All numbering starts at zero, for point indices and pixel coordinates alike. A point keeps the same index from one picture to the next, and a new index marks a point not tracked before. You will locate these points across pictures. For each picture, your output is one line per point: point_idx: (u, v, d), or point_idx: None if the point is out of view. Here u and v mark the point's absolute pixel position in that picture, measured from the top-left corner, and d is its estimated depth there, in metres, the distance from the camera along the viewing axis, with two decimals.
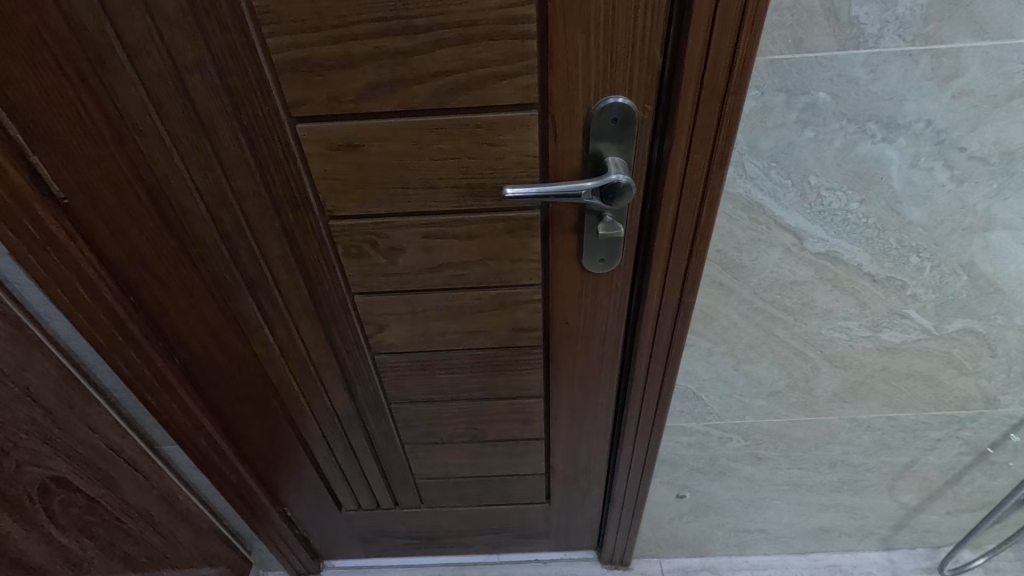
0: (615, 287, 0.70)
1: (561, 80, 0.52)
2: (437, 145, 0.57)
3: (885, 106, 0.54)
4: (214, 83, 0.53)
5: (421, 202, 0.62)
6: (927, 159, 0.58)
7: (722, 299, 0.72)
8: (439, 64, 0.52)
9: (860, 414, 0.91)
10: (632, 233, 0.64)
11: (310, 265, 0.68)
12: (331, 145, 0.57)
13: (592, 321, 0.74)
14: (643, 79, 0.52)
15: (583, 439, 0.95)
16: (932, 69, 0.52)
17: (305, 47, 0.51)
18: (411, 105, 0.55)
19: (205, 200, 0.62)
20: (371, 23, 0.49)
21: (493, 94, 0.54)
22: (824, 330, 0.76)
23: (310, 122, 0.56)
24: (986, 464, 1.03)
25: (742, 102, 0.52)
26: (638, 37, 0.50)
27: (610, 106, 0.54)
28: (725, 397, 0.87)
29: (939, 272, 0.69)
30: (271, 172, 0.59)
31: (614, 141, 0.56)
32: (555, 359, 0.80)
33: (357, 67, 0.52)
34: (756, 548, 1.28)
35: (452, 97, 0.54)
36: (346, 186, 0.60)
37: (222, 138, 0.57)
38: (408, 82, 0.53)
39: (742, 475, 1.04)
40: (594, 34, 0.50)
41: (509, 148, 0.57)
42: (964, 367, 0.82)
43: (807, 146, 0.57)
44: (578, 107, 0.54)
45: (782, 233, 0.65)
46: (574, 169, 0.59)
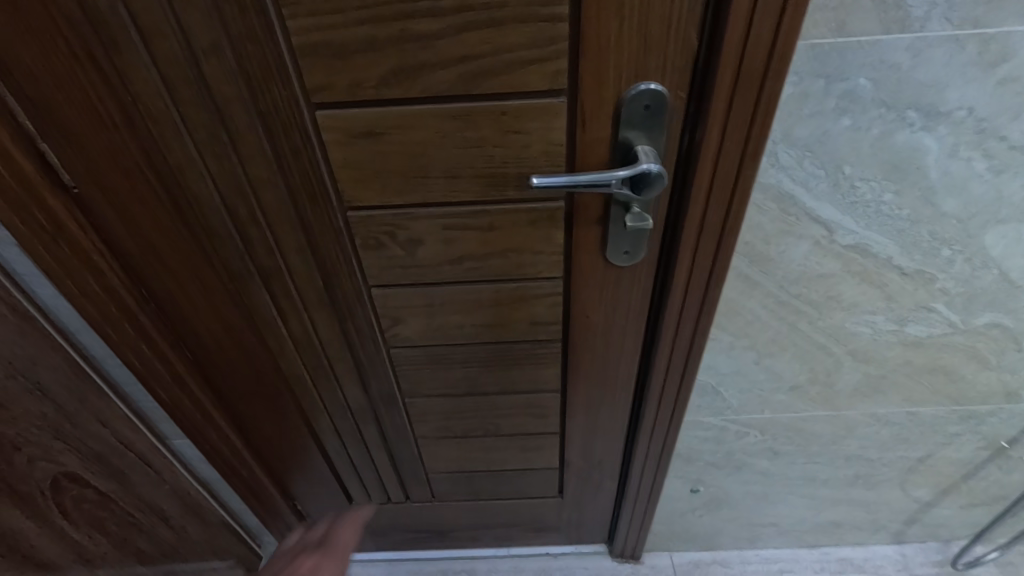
0: (637, 281, 0.68)
1: (592, 66, 0.50)
2: (461, 133, 0.55)
3: (927, 94, 0.52)
4: (230, 67, 0.51)
5: (442, 192, 0.60)
6: (966, 148, 0.56)
7: (746, 293, 0.71)
8: (466, 48, 0.50)
9: (880, 409, 0.89)
10: (657, 225, 0.62)
11: (327, 258, 0.66)
12: (352, 134, 0.55)
13: (612, 315, 0.73)
14: (677, 65, 0.50)
15: (599, 434, 0.94)
16: (977, 54, 0.50)
17: (328, 29, 0.48)
18: (435, 91, 0.52)
19: (218, 190, 0.60)
20: (395, 4, 0.47)
21: (519, 81, 0.52)
22: (848, 324, 0.75)
23: (330, 109, 0.53)
24: (1004, 458, 1.02)
25: (780, 89, 0.50)
26: (675, 20, 0.48)
27: (643, 92, 0.52)
28: (745, 392, 0.85)
29: (969, 265, 0.67)
30: (288, 162, 0.57)
31: (644, 130, 0.54)
32: (573, 355, 0.79)
33: (381, 52, 0.50)
34: (768, 542, 1.27)
35: (477, 82, 0.52)
36: (366, 176, 0.58)
37: (238, 126, 0.54)
38: (432, 67, 0.51)
39: (757, 469, 1.03)
40: (629, 16, 0.48)
41: (535, 137, 0.55)
42: (988, 361, 0.81)
43: (843, 135, 0.55)
44: (609, 94, 0.52)
45: (812, 225, 0.63)
46: (601, 158, 0.57)
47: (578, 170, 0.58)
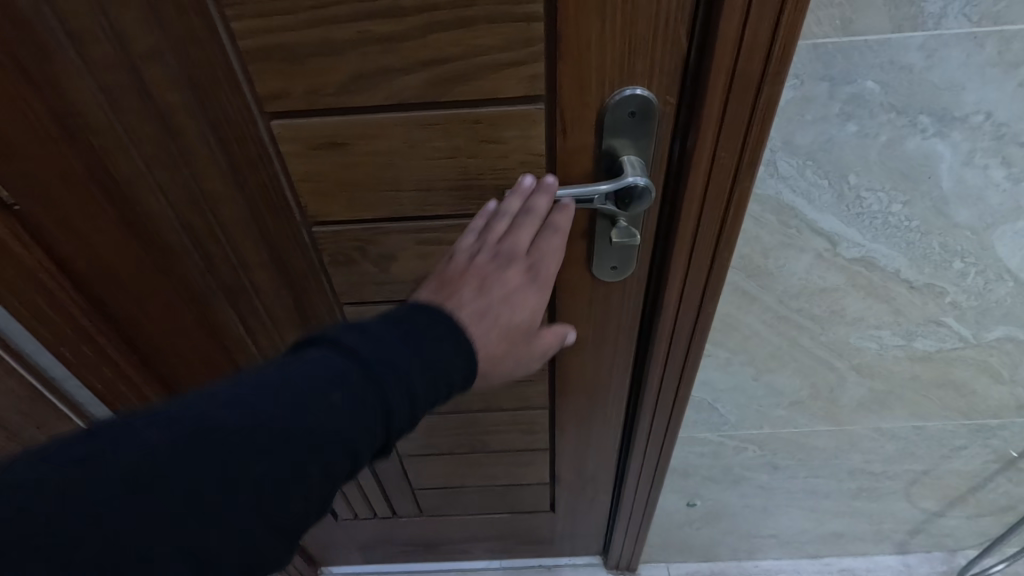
0: (626, 296, 0.64)
1: (573, 70, 0.46)
2: (431, 143, 0.50)
3: (942, 97, 0.47)
4: (174, 74, 0.46)
5: (414, 206, 0.55)
6: (983, 155, 0.52)
7: (744, 307, 0.66)
8: (433, 51, 0.45)
9: (885, 423, 0.85)
10: (647, 239, 0.58)
11: (295, 275, 0.62)
12: (313, 145, 0.50)
13: (600, 331, 0.69)
14: (666, 67, 0.46)
15: (591, 449, 0.90)
16: (997, 53, 0.45)
17: (278, 30, 0.43)
18: (401, 98, 0.47)
19: (173, 207, 0.55)
20: (351, 2, 0.42)
21: (494, 86, 0.47)
22: (853, 339, 0.71)
23: (287, 118, 0.49)
24: (1014, 471, 0.98)
25: (779, 93, 0.46)
26: (663, 19, 0.43)
27: (629, 98, 0.47)
28: (743, 407, 0.81)
29: (983, 277, 0.63)
30: (245, 176, 0.53)
31: (630, 139, 0.49)
32: (561, 371, 0.75)
33: (338, 56, 0.45)
34: (768, 552, 1.24)
35: (447, 88, 0.47)
36: (331, 190, 0.54)
37: (188, 136, 0.50)
38: (396, 73, 0.46)
39: (756, 483, 0.99)
40: (612, 14, 0.43)
41: (512, 146, 0.51)
42: (1000, 375, 0.77)
43: (848, 142, 0.50)
44: (591, 100, 0.48)
45: (814, 237, 0.58)
46: (585, 169, 0.52)
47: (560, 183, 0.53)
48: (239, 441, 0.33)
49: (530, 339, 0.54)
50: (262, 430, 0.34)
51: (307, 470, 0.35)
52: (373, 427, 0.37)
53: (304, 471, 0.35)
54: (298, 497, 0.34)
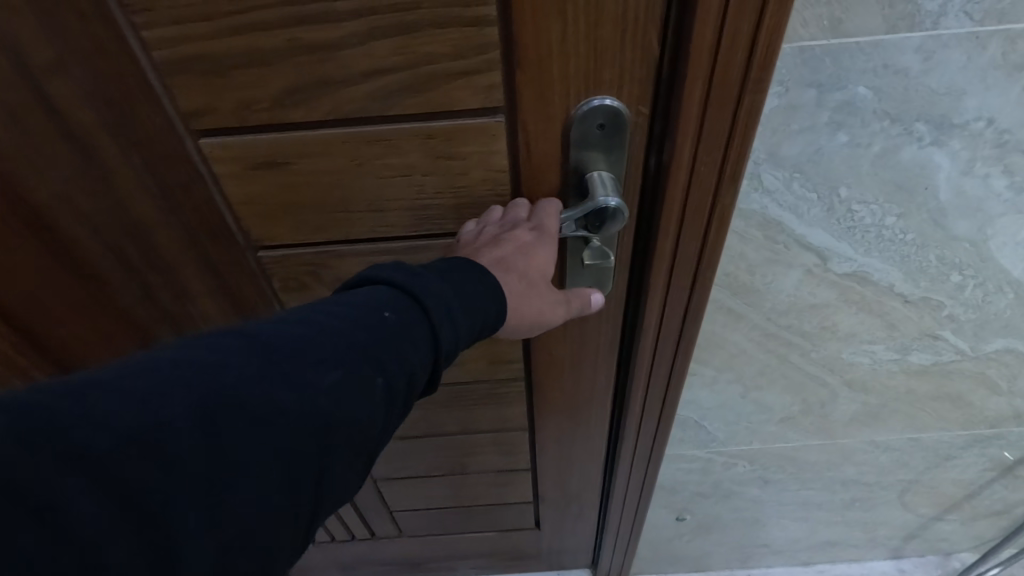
0: (604, 317, 0.59)
1: (533, 79, 0.41)
2: (381, 161, 0.46)
3: (940, 103, 0.43)
4: (80, 91, 0.41)
5: (368, 228, 0.50)
6: (984, 164, 0.47)
7: (730, 325, 0.62)
8: (375, 59, 0.40)
9: (879, 435, 0.82)
10: (624, 258, 0.53)
11: (245, 304, 0.57)
12: (249, 163, 0.46)
13: (578, 353, 0.64)
14: (636, 75, 0.41)
15: (574, 469, 0.86)
16: (1001, 55, 0.41)
17: (196, 39, 0.38)
18: (344, 112, 0.43)
19: (97, 236, 0.49)
20: (277, 6, 0.37)
21: (447, 97, 0.42)
22: (845, 354, 0.67)
23: (217, 135, 0.44)
24: (1010, 478, 0.95)
25: (762, 102, 0.41)
26: (630, 21, 0.38)
27: (596, 108, 0.42)
28: (731, 424, 0.77)
29: (982, 290, 0.59)
30: (176, 200, 0.47)
31: (600, 153, 0.45)
32: (539, 394, 0.70)
33: (267, 66, 0.40)
34: (760, 561, 1.21)
35: (394, 100, 0.42)
36: (275, 211, 0.49)
37: (106, 158, 0.44)
38: (336, 85, 0.41)
39: (747, 496, 0.96)
40: (573, 16, 0.38)
41: (471, 162, 0.46)
42: (998, 387, 0.73)
43: (838, 152, 0.46)
44: (556, 111, 0.43)
45: (803, 253, 0.54)
46: (552, 185, 0.48)
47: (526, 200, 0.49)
48: (301, 348, 0.30)
49: (548, 294, 0.48)
50: (325, 339, 0.31)
51: (373, 379, 0.32)
52: (424, 350, 0.35)
53: (369, 379, 0.31)
54: (365, 408, 0.31)
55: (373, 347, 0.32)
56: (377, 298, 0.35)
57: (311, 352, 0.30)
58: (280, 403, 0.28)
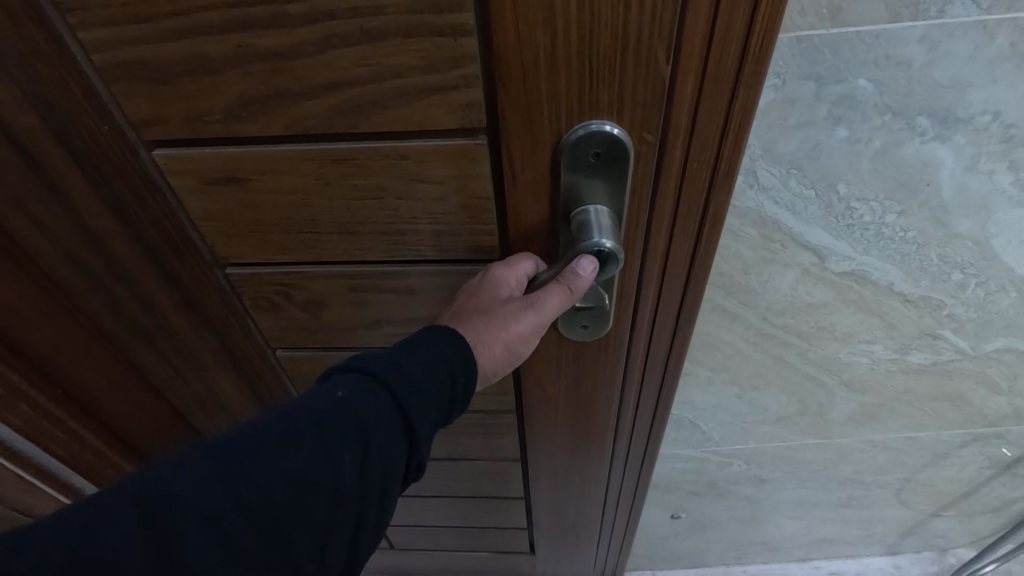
0: (603, 351, 0.57)
1: (519, 99, 0.36)
2: (349, 181, 0.42)
3: (944, 96, 0.41)
4: (23, 97, 0.39)
5: (339, 250, 0.48)
6: (988, 160, 0.46)
7: (724, 325, 0.60)
8: (335, 70, 0.35)
9: (877, 435, 0.81)
10: (624, 288, 0.51)
11: (214, 320, 0.56)
12: (208, 177, 0.43)
13: (576, 394, 0.63)
14: (640, 99, 0.37)
15: (568, 494, 0.82)
16: (1010, 45, 0.38)
17: (138, 43, 0.35)
18: (303, 127, 0.39)
19: (56, 249, 0.48)
20: (222, 8, 0.33)
21: (418, 114, 0.38)
22: (842, 354, 0.65)
23: (170, 147, 0.41)
24: (1009, 476, 0.94)
25: (759, 94, 0.38)
26: (635, 38, 0.34)
27: (591, 134, 0.38)
28: (727, 424, 0.76)
29: (984, 288, 0.57)
30: (135, 213, 0.46)
31: (595, 182, 0.40)
32: (535, 432, 0.69)
33: (217, 75, 0.36)
34: (756, 558, 1.20)
35: (359, 117, 0.38)
36: (240, 227, 0.47)
37: (56, 165, 0.42)
38: (293, 97, 0.37)
39: (743, 495, 0.95)
40: (567, 30, 0.33)
41: (448, 186, 0.42)
42: (999, 386, 0.72)
43: (838, 148, 0.44)
44: (544, 134, 0.38)
45: (801, 252, 0.52)
46: (540, 213, 0.43)
47: (512, 230, 0.44)
48: (257, 445, 0.31)
49: (510, 311, 0.39)
50: (283, 432, 0.31)
51: (344, 456, 0.32)
52: (394, 426, 0.34)
53: (341, 457, 0.32)
54: (331, 491, 0.32)
55: (340, 426, 0.32)
56: (345, 376, 0.35)
57: (271, 443, 0.31)
58: (252, 494, 0.30)
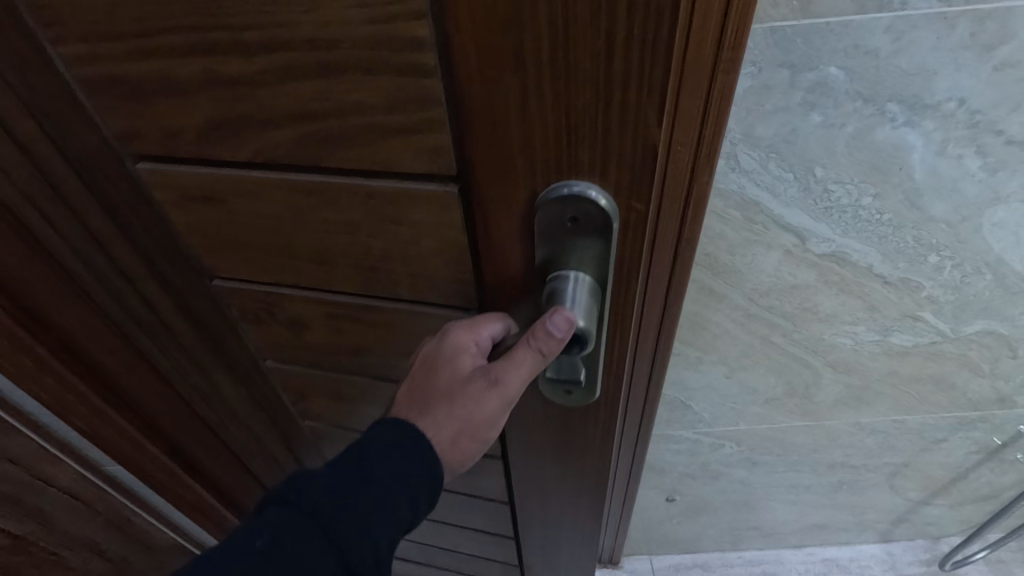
0: (601, 425, 0.53)
1: (488, 152, 0.32)
2: (321, 213, 0.41)
3: (911, 83, 0.44)
4: (22, 103, 0.41)
5: (317, 277, 0.47)
6: (957, 145, 0.48)
7: (712, 305, 0.63)
8: (296, 102, 0.33)
9: (864, 418, 0.83)
10: (609, 363, 0.45)
11: (209, 322, 0.60)
12: (187, 195, 0.44)
13: (570, 463, 0.59)
14: (626, 160, 0.31)
15: (558, 540, 0.77)
16: (970, 35, 0.41)
17: (111, 61, 0.35)
18: (272, 154, 0.37)
19: (62, 251, 0.52)
20: (183, 31, 0.32)
21: (384, 155, 0.34)
22: (827, 336, 0.68)
23: (153, 162, 0.42)
24: (996, 461, 0.97)
25: (735, 80, 0.42)
26: (618, 96, 0.28)
27: (572, 197, 0.33)
28: (717, 405, 0.79)
29: (960, 270, 0.60)
30: (128, 217, 0.49)
31: (574, 248, 0.36)
32: (526, 490, 0.66)
33: (185, 97, 0.35)
34: (750, 544, 1.23)
35: (327, 151, 0.35)
36: (222, 242, 0.47)
37: (57, 168, 0.46)
38: (259, 126, 0.35)
39: (735, 478, 0.98)
40: (538, 84, 0.28)
41: (422, 231, 0.39)
42: (980, 369, 0.74)
43: (813, 133, 0.47)
44: (518, 190, 0.34)
45: (782, 233, 0.55)
46: (517, 269, 0.39)
47: (485, 281, 0.41)
48: None
49: (469, 397, 0.41)
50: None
51: None
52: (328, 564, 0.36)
53: None
54: None
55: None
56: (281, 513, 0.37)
57: None
58: None
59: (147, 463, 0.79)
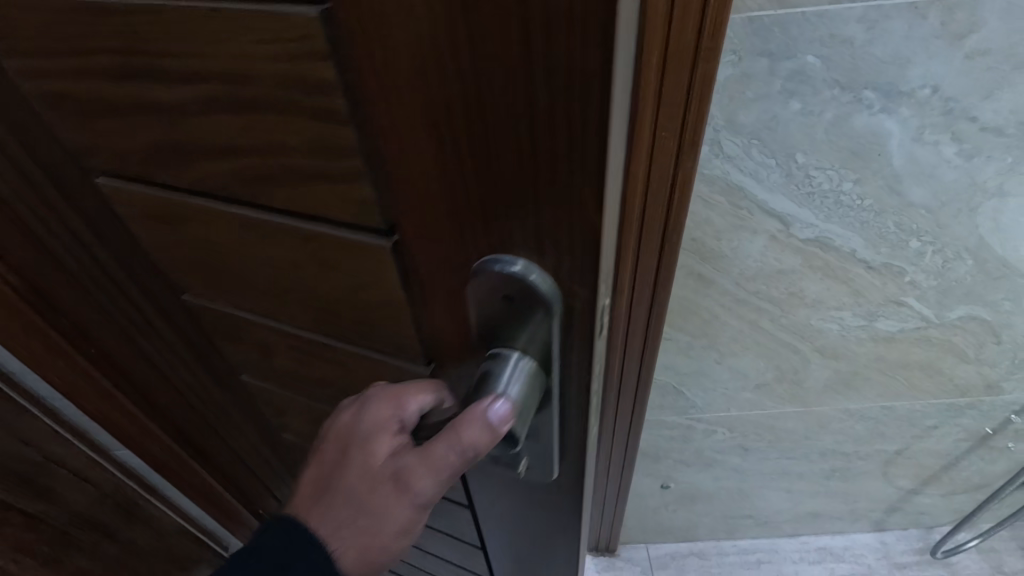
0: (568, 510, 0.46)
1: (411, 213, 0.28)
2: (262, 248, 0.38)
3: (886, 71, 0.46)
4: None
5: (272, 307, 0.45)
6: (933, 131, 0.50)
7: (701, 290, 0.65)
8: (222, 135, 0.31)
9: (853, 404, 0.85)
10: (569, 446, 0.39)
11: (192, 333, 0.60)
12: (143, 213, 0.42)
13: (537, 534, 0.52)
14: (561, 242, 0.26)
15: None
16: (941, 24, 0.43)
17: (52, 76, 0.34)
18: (209, 185, 0.35)
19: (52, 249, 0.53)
20: (108, 53, 0.30)
21: (309, 200, 0.32)
22: (814, 321, 0.70)
23: (107, 177, 0.41)
24: (985, 448, 0.99)
25: (716, 68, 0.44)
26: (543, 171, 0.24)
27: (502, 275, 0.28)
28: (709, 391, 0.81)
29: (941, 256, 0.62)
30: (105, 226, 0.49)
31: (511, 328, 0.31)
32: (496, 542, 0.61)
33: (124, 118, 0.34)
34: (746, 533, 1.25)
35: (256, 188, 0.33)
36: (181, 262, 0.46)
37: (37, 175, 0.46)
38: (193, 156, 0.33)
39: (728, 465, 1.00)
40: (453, 148, 0.24)
41: (358, 281, 0.36)
42: (965, 355, 0.76)
43: (793, 121, 0.49)
44: (449, 257, 0.30)
45: (766, 219, 0.57)
46: (458, 335, 0.35)
47: (430, 338, 0.37)
48: None
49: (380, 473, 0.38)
50: None
51: None
52: None
53: None
54: None
55: None
56: None
57: None
58: None
59: (154, 447, 0.82)
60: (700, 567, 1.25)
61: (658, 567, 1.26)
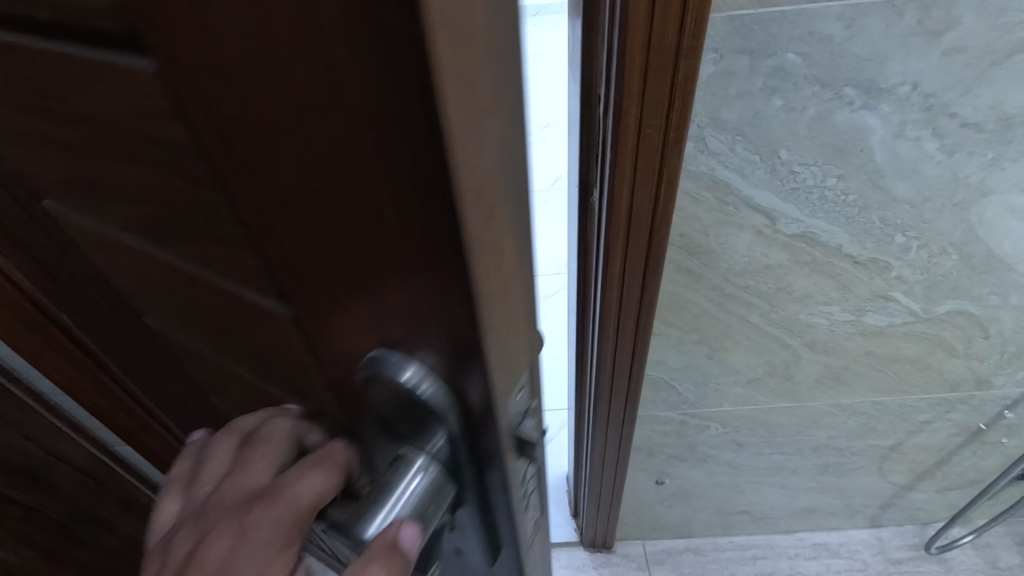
0: None
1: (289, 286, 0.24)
2: (187, 292, 0.35)
3: (866, 68, 0.47)
4: None
5: (215, 350, 0.42)
6: (914, 127, 0.51)
7: (690, 285, 0.66)
8: (119, 178, 0.27)
9: (844, 399, 0.86)
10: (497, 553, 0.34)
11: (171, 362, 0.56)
12: (88, 239, 0.39)
13: None
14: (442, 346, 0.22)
15: None
16: (918, 22, 0.44)
17: None
18: (126, 223, 0.32)
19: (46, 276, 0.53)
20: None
21: (207, 252, 0.28)
22: (803, 316, 0.71)
23: (52, 201, 0.38)
24: (978, 444, 0.99)
25: (698, 67, 0.45)
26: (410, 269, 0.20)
27: (389, 373, 0.24)
28: (700, 386, 0.82)
29: (927, 251, 0.63)
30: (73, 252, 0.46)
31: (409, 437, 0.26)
32: None
33: (39, 150, 0.31)
34: (741, 529, 1.26)
35: (165, 233, 0.29)
36: (133, 289, 0.43)
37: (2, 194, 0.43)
38: (104, 193, 0.30)
39: (722, 460, 1.00)
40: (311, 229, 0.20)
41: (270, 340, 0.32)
42: (954, 349, 0.77)
43: (776, 117, 0.50)
44: (335, 341, 0.26)
45: (752, 214, 0.58)
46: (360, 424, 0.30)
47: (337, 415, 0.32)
48: None
49: None
50: None
51: None
52: None
53: None
54: None
55: None
56: None
57: None
58: None
59: (154, 442, 0.84)
60: (695, 562, 1.26)
61: (654, 563, 1.27)
